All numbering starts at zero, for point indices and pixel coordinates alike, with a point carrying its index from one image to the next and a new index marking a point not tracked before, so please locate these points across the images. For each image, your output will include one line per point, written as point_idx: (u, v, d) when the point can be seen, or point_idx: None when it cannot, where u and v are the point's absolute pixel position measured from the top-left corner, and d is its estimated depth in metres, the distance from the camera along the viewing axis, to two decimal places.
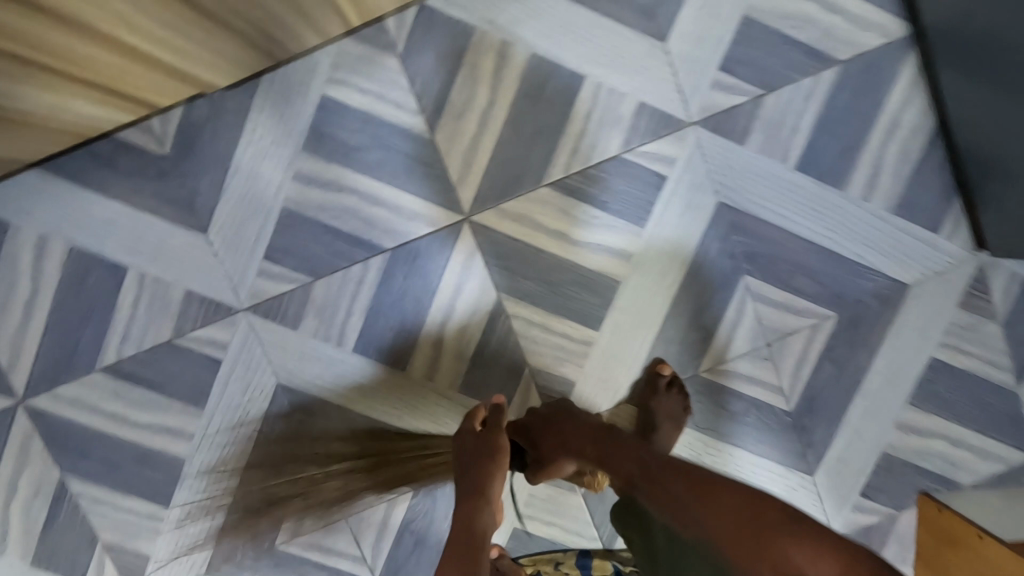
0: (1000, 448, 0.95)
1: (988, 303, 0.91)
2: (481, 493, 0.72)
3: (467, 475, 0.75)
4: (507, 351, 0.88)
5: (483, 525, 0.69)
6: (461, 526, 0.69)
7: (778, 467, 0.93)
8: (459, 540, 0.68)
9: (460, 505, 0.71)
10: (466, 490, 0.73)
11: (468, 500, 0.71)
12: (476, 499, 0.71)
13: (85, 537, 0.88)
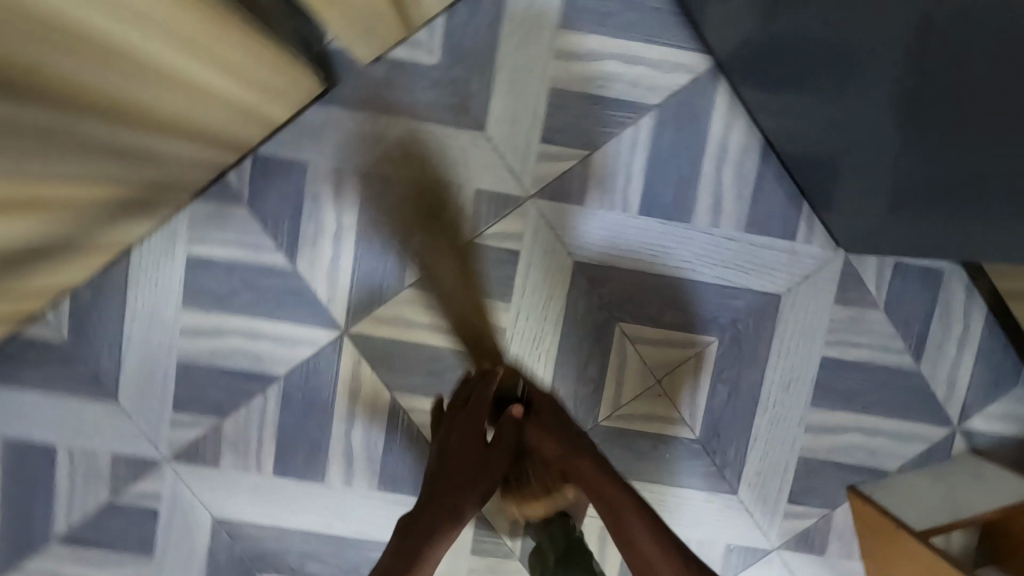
0: (916, 428, 0.95)
1: (862, 293, 0.93)
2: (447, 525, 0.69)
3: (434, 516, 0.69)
4: (413, 441, 0.94)
5: (435, 553, 0.67)
6: (425, 561, 0.66)
7: (699, 492, 0.96)
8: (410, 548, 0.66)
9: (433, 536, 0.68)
10: (445, 513, 0.69)
11: (433, 518, 0.69)
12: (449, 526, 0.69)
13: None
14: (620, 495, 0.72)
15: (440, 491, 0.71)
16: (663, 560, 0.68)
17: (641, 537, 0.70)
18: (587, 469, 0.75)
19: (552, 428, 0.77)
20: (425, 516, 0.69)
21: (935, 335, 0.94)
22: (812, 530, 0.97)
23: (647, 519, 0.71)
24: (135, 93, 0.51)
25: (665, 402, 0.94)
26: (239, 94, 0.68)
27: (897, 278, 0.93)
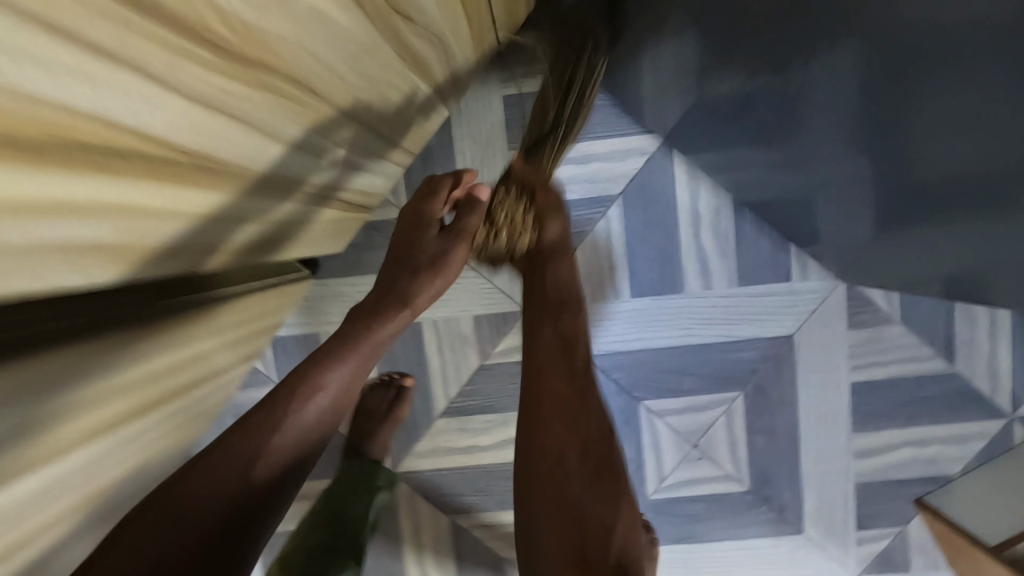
0: (968, 427, 0.93)
1: (875, 312, 0.92)
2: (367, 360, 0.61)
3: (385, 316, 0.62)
4: (481, 554, 0.99)
5: (282, 447, 0.55)
6: (295, 425, 0.56)
7: (765, 539, 0.97)
8: (287, 417, 0.55)
9: (332, 370, 0.58)
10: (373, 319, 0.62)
11: (329, 362, 0.58)
12: (326, 420, 0.58)
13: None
14: (549, 331, 0.59)
15: (412, 272, 0.64)
16: (566, 468, 0.51)
17: (544, 337, 0.59)
18: (554, 316, 0.60)
19: (556, 205, 0.66)
20: (348, 347, 0.60)
21: (965, 335, 0.91)
22: (889, 552, 0.96)
23: (591, 401, 0.55)
24: (165, 370, 0.57)
25: (708, 464, 0.96)
26: (238, 330, 0.74)
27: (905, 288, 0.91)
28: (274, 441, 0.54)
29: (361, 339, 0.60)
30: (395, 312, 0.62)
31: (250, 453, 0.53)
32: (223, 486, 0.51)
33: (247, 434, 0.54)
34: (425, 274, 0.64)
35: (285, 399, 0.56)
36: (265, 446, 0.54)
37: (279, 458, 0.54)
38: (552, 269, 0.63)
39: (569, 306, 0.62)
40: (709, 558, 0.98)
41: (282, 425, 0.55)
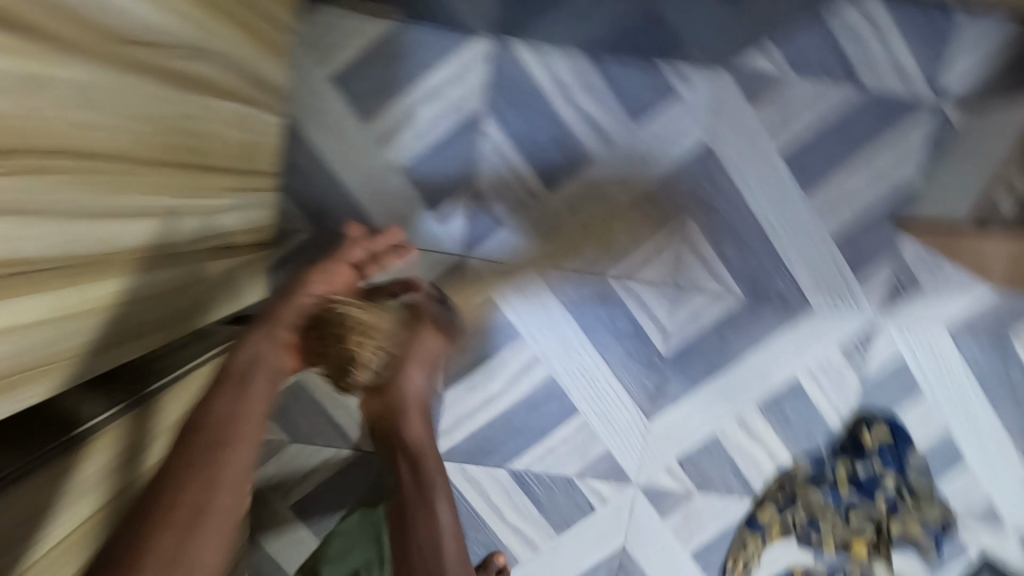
0: (905, 136, 0.93)
1: (766, 83, 0.91)
2: (260, 382, 0.61)
3: (286, 309, 0.69)
4: (550, 482, 1.02)
5: (213, 501, 0.51)
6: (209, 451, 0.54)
7: (781, 329, 1.00)
8: (202, 441, 0.54)
9: (245, 386, 0.60)
10: (284, 320, 0.68)
11: (239, 383, 0.60)
12: (241, 447, 0.55)
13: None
14: (415, 432, 0.69)
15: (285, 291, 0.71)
16: (438, 541, 0.62)
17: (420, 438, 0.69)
18: (401, 463, 0.68)
19: (423, 360, 0.74)
20: (256, 343, 0.64)
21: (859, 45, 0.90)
22: (897, 278, 0.99)
23: (442, 504, 0.65)
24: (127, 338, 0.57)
25: (695, 292, 0.98)
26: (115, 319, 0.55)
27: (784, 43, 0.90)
28: (200, 480, 0.52)
29: (260, 330, 0.66)
30: (276, 336, 0.66)
31: (219, 489, 0.52)
32: (179, 527, 0.49)
33: (178, 472, 0.52)
34: (314, 286, 0.72)
35: (196, 428, 0.55)
36: (198, 489, 0.51)
37: (218, 495, 0.52)
38: (399, 385, 0.71)
39: (422, 458, 0.68)
40: (741, 372, 1.01)
41: (216, 448, 0.54)
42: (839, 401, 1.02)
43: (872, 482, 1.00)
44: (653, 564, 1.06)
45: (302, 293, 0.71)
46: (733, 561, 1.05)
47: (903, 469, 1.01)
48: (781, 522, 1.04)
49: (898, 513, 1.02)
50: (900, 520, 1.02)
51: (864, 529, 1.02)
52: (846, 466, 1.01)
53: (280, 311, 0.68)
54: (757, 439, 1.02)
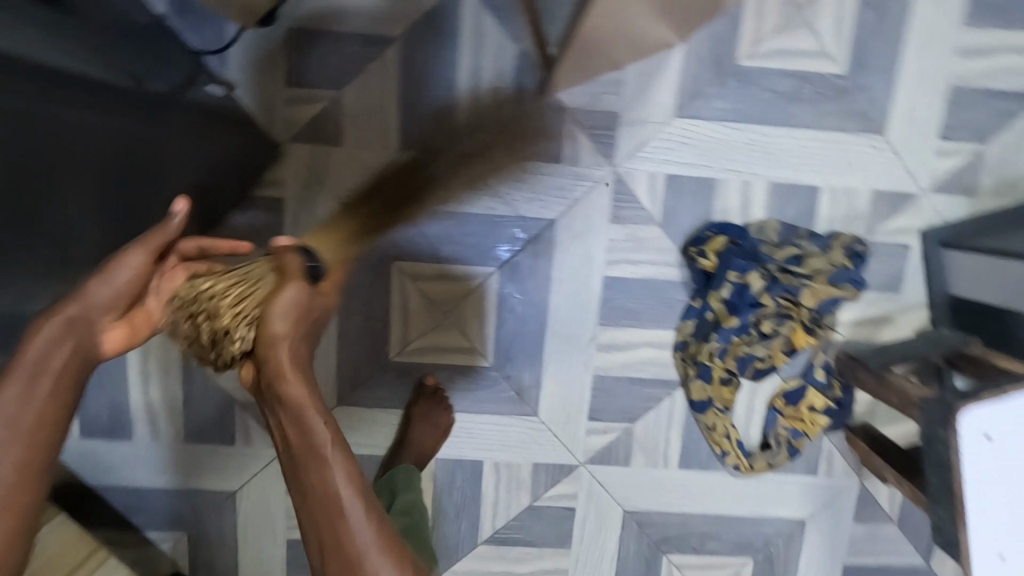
0: (468, 34, 0.86)
1: (332, 118, 0.88)
2: (47, 379, 0.52)
3: (99, 286, 0.57)
4: (523, 520, 1.03)
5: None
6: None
7: (556, 256, 0.94)
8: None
9: (32, 360, 0.52)
10: (100, 301, 0.57)
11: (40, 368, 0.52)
12: (34, 434, 0.51)
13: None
14: (331, 478, 0.49)
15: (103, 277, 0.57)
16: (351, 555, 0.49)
17: (326, 462, 0.49)
18: (288, 389, 0.49)
19: (297, 316, 0.52)
20: (46, 333, 0.53)
21: (348, 23, 0.86)
22: (593, 123, 0.90)
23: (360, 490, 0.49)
24: None
25: (463, 301, 0.96)
26: None
27: (308, 80, 0.87)
28: None
29: (54, 329, 0.54)
30: (77, 309, 0.55)
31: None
32: None
33: None
34: (134, 257, 0.58)
35: None
36: None
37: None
38: (267, 351, 0.50)
39: (307, 402, 0.49)
40: (562, 315, 0.96)
41: (7, 442, 0.50)
42: (659, 254, 0.95)
43: (748, 295, 0.91)
44: (662, 501, 1.04)
45: (115, 265, 0.57)
46: (717, 444, 1.00)
47: (759, 257, 0.92)
48: (719, 388, 0.96)
49: (800, 292, 0.92)
50: (805, 296, 0.92)
51: (784, 330, 0.94)
52: (717, 302, 0.92)
53: (93, 289, 0.56)
54: (630, 345, 0.98)
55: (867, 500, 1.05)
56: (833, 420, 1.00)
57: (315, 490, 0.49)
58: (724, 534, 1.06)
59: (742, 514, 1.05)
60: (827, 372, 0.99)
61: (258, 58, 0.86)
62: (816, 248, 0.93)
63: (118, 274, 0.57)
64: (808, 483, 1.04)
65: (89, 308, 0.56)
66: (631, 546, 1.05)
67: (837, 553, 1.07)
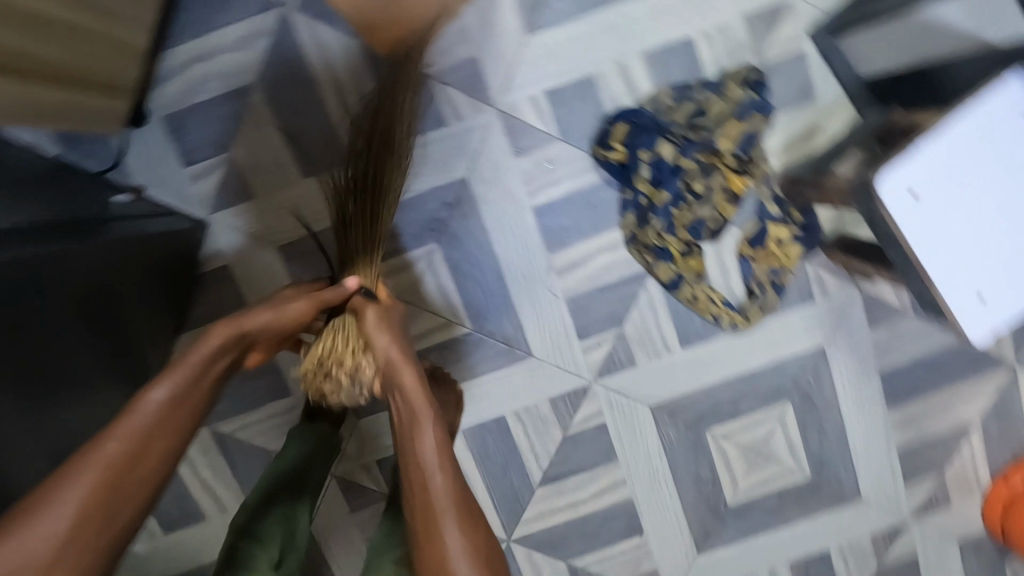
0: (311, 51, 0.91)
1: (234, 178, 0.95)
2: (203, 376, 0.61)
3: (253, 317, 0.68)
4: (564, 451, 1.09)
5: (112, 460, 0.53)
6: (133, 443, 0.55)
7: (482, 208, 0.98)
8: (126, 422, 0.55)
9: (201, 354, 0.62)
10: (263, 329, 0.69)
11: (168, 373, 0.59)
12: (177, 410, 0.58)
13: (885, 564, 1.17)
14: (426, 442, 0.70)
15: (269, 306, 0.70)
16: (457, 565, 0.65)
17: (427, 443, 0.70)
18: (416, 433, 0.71)
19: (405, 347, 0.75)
20: (211, 342, 0.63)
21: (206, 88, 0.91)
22: (457, 77, 0.94)
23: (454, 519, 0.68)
24: None
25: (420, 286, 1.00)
26: None
27: (198, 155, 0.93)
28: (141, 411, 0.56)
29: (226, 327, 0.66)
30: (235, 331, 0.66)
31: (150, 437, 0.56)
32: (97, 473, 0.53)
33: (122, 431, 0.55)
34: (298, 304, 0.71)
35: (199, 369, 0.61)
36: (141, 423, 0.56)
37: (120, 466, 0.54)
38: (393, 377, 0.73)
39: (422, 421, 0.71)
40: (512, 259, 1.00)
41: (152, 420, 0.56)
42: (573, 166, 0.97)
43: (667, 165, 0.98)
44: (681, 384, 1.07)
45: (287, 304, 0.71)
46: (707, 312, 1.04)
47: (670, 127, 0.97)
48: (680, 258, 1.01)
49: (712, 145, 0.96)
50: (719, 145, 0.96)
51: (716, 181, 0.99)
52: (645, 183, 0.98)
53: (250, 318, 0.68)
54: (586, 258, 1.01)
55: (874, 303, 1.05)
56: (805, 245, 1.01)
57: (434, 496, 0.68)
58: (754, 391, 1.08)
59: (762, 366, 1.07)
60: (779, 204, 1.01)
61: (146, 153, 0.93)
62: (712, 96, 0.95)
63: (295, 309, 0.71)
64: (810, 311, 1.05)
65: (245, 329, 0.67)
66: (672, 435, 1.10)
67: (868, 365, 1.08)
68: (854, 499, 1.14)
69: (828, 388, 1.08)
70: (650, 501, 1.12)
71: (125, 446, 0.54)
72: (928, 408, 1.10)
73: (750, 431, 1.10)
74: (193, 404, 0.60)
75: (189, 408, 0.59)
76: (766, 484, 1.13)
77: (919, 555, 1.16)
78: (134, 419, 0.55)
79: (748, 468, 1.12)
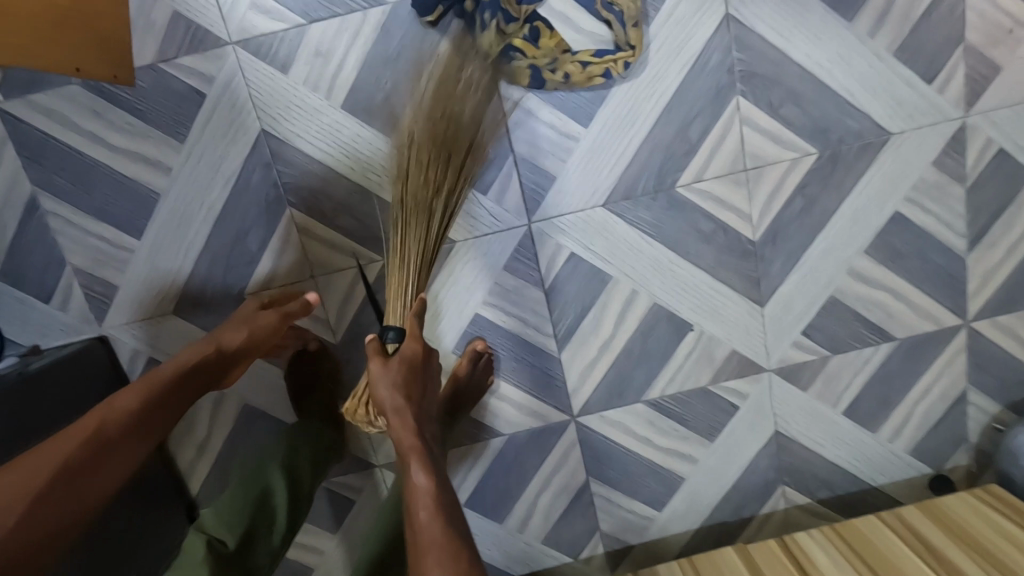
0: (49, 124, 0.85)
1: (91, 282, 0.92)
2: (175, 380, 0.75)
3: (228, 333, 0.82)
4: (559, 305, 0.98)
5: (70, 448, 0.63)
6: (100, 427, 0.66)
7: (300, 142, 0.89)
8: (106, 415, 0.67)
9: (183, 358, 0.77)
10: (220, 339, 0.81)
11: (141, 387, 0.72)
12: (153, 399, 0.72)
13: (969, 178, 0.95)
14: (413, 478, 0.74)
15: (241, 324, 0.83)
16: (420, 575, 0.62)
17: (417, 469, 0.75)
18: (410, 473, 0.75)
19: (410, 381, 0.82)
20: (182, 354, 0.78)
21: (5, 227, 0.89)
22: (178, 42, 0.84)
23: (448, 525, 0.67)
24: None
25: (311, 251, 0.93)
26: None
27: (51, 284, 0.92)
28: (114, 404, 0.69)
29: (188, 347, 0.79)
30: (211, 347, 0.80)
31: (118, 420, 0.68)
32: (54, 455, 0.62)
33: (95, 424, 0.66)
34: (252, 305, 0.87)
35: (186, 359, 0.77)
36: (114, 409, 0.68)
37: (85, 450, 0.64)
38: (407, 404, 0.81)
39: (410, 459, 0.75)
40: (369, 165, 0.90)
41: (132, 407, 0.70)
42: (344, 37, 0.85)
43: None
44: (616, 158, 0.91)
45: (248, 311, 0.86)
46: (592, 73, 0.85)
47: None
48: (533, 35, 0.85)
49: None
50: None
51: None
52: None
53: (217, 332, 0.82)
54: None
55: None
56: None
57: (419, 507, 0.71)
58: (694, 111, 0.90)
59: (681, 80, 0.89)
60: None
61: (11, 315, 0.92)
62: None
63: (259, 316, 0.85)
64: None
65: (219, 346, 0.81)
66: (647, 215, 0.94)
67: None
68: (885, 138, 0.93)
69: (767, 49, 0.88)
70: (676, 292, 0.98)
71: (92, 434, 0.65)
72: None
73: (722, 154, 0.92)
74: (156, 410, 0.72)
75: (150, 423, 0.71)
76: (783, 193, 0.94)
77: (1000, 141, 0.94)
78: (100, 415, 0.67)
79: (750, 190, 0.94)
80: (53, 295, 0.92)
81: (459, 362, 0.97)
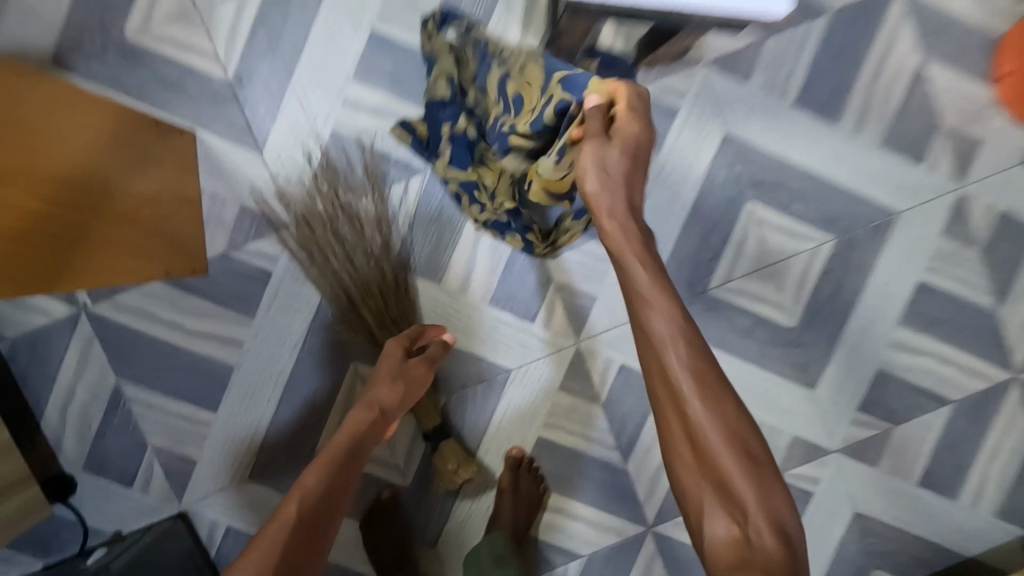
0: (130, 320, 0.93)
1: (170, 460, 0.96)
2: (356, 452, 0.79)
3: (384, 392, 0.84)
4: (619, 415, 1.00)
5: (279, 539, 0.70)
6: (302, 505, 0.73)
7: None
8: (296, 506, 0.72)
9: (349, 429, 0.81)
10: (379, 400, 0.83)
11: (323, 463, 0.77)
12: (340, 479, 0.77)
13: (980, 241, 1.01)
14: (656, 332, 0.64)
15: (393, 378, 0.84)
16: (735, 535, 0.58)
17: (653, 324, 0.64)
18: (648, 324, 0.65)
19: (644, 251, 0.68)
20: (348, 426, 0.81)
21: (90, 421, 0.94)
22: (245, 232, 0.94)
23: (683, 348, 0.63)
24: None
25: None
26: None
27: (132, 468, 0.95)
28: (309, 483, 0.75)
29: (356, 414, 0.82)
30: (373, 412, 0.82)
31: (314, 496, 0.74)
32: (267, 544, 0.69)
33: (305, 511, 0.72)
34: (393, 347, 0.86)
35: (349, 439, 0.80)
36: (309, 487, 0.75)
37: (296, 531, 0.71)
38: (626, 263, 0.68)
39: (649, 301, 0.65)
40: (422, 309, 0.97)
41: (327, 477, 0.76)
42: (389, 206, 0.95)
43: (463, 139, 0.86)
44: None
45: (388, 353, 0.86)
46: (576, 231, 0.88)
47: (452, 98, 0.88)
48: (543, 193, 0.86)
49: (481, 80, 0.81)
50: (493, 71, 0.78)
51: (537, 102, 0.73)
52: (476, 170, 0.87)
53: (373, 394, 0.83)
54: (472, 254, 0.96)
55: (727, 63, 0.96)
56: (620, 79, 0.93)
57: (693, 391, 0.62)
58: (714, 220, 0.98)
59: (697, 195, 0.97)
60: None
61: (95, 504, 0.96)
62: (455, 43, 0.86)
63: (409, 368, 0.85)
64: (683, 120, 0.96)
65: (381, 410, 0.83)
66: None
67: (778, 108, 0.97)
68: (892, 219, 1.00)
69: (767, 159, 0.97)
70: None
71: (299, 517, 0.72)
72: (868, 89, 0.97)
73: (746, 254, 0.99)
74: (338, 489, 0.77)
75: (338, 498, 0.76)
76: (810, 281, 1.00)
77: (1001, 204, 1.01)
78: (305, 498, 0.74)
79: (779, 282, 1.00)
80: (134, 479, 0.96)
81: (507, 485, 0.97)
